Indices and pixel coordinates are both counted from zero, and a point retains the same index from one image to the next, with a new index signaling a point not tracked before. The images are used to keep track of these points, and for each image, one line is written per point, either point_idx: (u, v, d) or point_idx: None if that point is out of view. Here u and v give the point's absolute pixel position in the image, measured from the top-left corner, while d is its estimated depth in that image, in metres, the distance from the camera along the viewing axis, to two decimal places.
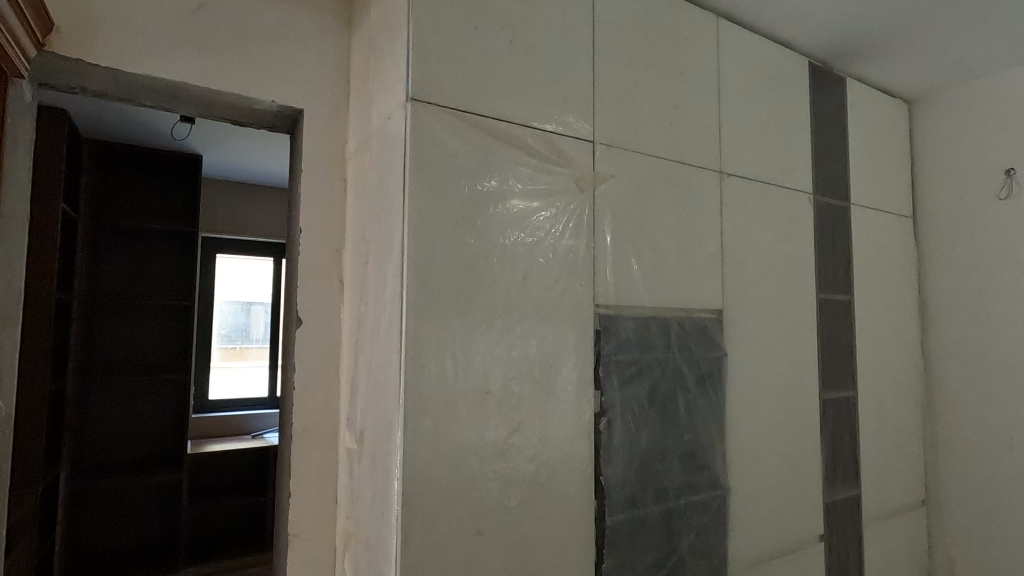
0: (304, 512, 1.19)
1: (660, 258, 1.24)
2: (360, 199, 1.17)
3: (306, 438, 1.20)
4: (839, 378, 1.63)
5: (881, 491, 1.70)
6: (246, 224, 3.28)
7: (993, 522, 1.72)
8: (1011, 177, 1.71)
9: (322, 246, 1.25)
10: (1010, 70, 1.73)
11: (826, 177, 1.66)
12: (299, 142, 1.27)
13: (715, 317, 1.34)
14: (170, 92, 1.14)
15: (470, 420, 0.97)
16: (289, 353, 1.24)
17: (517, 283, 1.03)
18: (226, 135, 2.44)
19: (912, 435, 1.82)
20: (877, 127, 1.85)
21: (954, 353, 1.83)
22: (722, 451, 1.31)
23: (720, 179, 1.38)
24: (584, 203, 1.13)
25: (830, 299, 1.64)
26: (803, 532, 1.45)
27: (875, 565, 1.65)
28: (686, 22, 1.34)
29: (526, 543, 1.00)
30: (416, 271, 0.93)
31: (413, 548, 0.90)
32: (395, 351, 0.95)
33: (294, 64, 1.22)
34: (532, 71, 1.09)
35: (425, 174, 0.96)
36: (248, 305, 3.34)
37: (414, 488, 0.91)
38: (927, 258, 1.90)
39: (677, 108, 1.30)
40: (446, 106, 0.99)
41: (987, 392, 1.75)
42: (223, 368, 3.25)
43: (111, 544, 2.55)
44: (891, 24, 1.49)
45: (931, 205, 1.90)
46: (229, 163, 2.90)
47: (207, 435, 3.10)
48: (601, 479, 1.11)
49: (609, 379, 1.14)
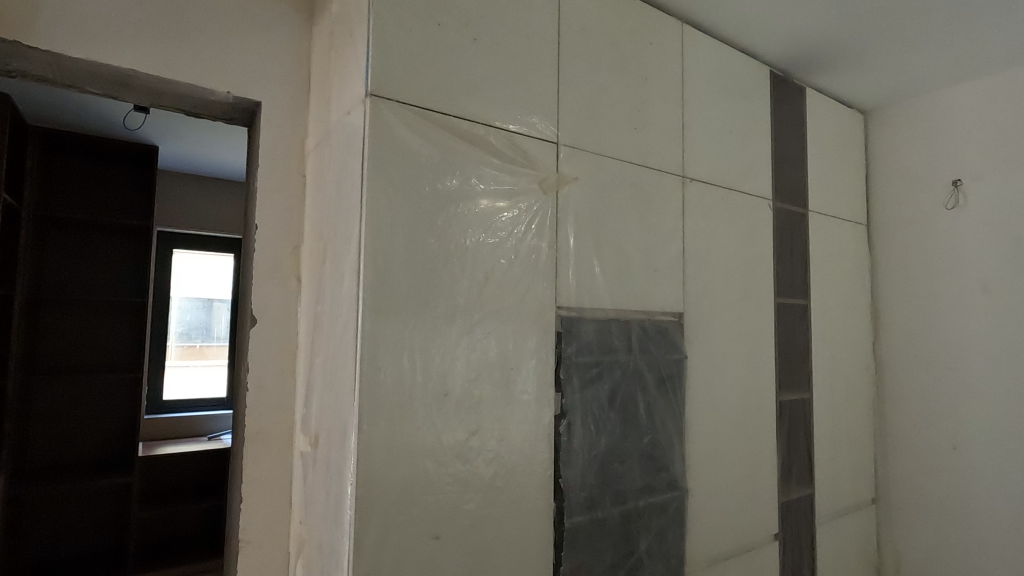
0: (257, 518, 1.15)
1: (622, 260, 1.25)
2: (319, 195, 1.14)
3: (259, 441, 1.16)
4: (795, 380, 1.67)
5: (833, 490, 1.75)
6: (205, 219, 3.18)
7: (937, 519, 1.79)
8: (957, 189, 1.79)
9: (278, 244, 1.21)
10: (958, 85, 1.80)
11: (785, 183, 1.70)
12: (256, 136, 1.22)
13: (676, 319, 1.36)
14: (117, 80, 1.09)
15: (428, 423, 0.96)
16: (242, 353, 1.19)
17: (478, 284, 1.02)
18: (183, 126, 2.36)
19: (862, 435, 1.89)
20: (834, 136, 1.91)
21: (904, 356, 1.90)
22: (681, 452, 1.32)
23: (683, 184, 1.39)
24: (547, 204, 1.13)
25: (788, 303, 1.68)
26: (758, 531, 1.48)
27: (828, 561, 1.70)
28: (651, 28, 1.35)
29: (484, 546, 0.99)
30: (374, 272, 0.91)
31: (367, 553, 0.88)
32: (351, 351, 0.93)
33: (251, 54, 1.18)
34: (497, 71, 1.08)
35: (385, 172, 0.94)
36: (209, 302, 3.24)
37: (368, 493, 0.88)
38: (879, 264, 1.97)
39: (641, 112, 1.31)
40: (407, 103, 0.97)
41: (934, 393, 1.82)
42: (180, 367, 3.14)
43: (54, 554, 2.43)
44: (848, 37, 1.54)
45: (883, 213, 1.97)
46: (187, 155, 2.80)
47: (161, 437, 2.99)
48: (560, 481, 1.11)
49: (570, 381, 1.14)
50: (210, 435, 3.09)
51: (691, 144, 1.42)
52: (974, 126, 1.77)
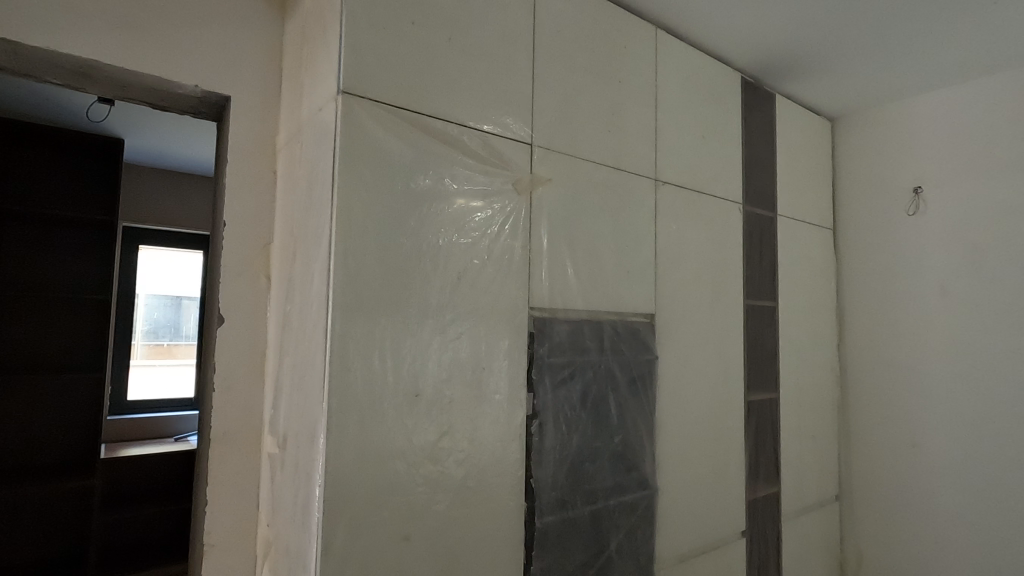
0: (222, 521, 1.13)
1: (595, 261, 1.26)
2: (289, 192, 1.12)
3: (225, 442, 1.14)
4: (763, 380, 1.71)
5: (798, 487, 1.80)
6: (173, 215, 3.10)
7: (896, 515, 1.85)
8: (918, 196, 1.85)
9: (247, 241, 1.18)
10: (919, 95, 1.87)
11: (755, 188, 1.74)
12: (224, 131, 1.20)
13: (647, 320, 1.37)
14: (79, 70, 1.06)
15: (398, 423, 0.95)
16: (208, 353, 1.17)
17: (451, 284, 1.02)
18: (149, 119, 2.29)
19: (827, 434, 1.94)
20: (802, 142, 1.96)
21: (867, 357, 1.95)
22: (651, 451, 1.34)
23: (655, 187, 1.41)
24: (520, 206, 1.13)
25: (756, 304, 1.71)
26: (726, 527, 1.51)
27: (792, 556, 1.75)
28: (625, 32, 1.37)
29: (454, 548, 0.98)
30: (344, 271, 0.90)
31: (336, 555, 0.87)
32: (320, 350, 0.92)
33: (220, 47, 1.16)
34: (471, 70, 1.08)
35: (356, 170, 0.93)
36: (178, 299, 3.17)
37: (336, 494, 0.88)
38: (844, 266, 2.03)
39: (614, 115, 1.32)
40: (380, 101, 0.96)
41: (894, 393, 1.88)
42: (146, 366, 3.06)
43: (7, 560, 2.32)
44: (816, 46, 1.58)
45: (848, 218, 2.03)
46: (154, 148, 2.73)
47: (126, 438, 2.91)
48: (531, 481, 1.11)
49: (542, 381, 1.15)
50: (176, 437, 3.02)
51: (664, 147, 1.44)
52: (934, 135, 1.83)
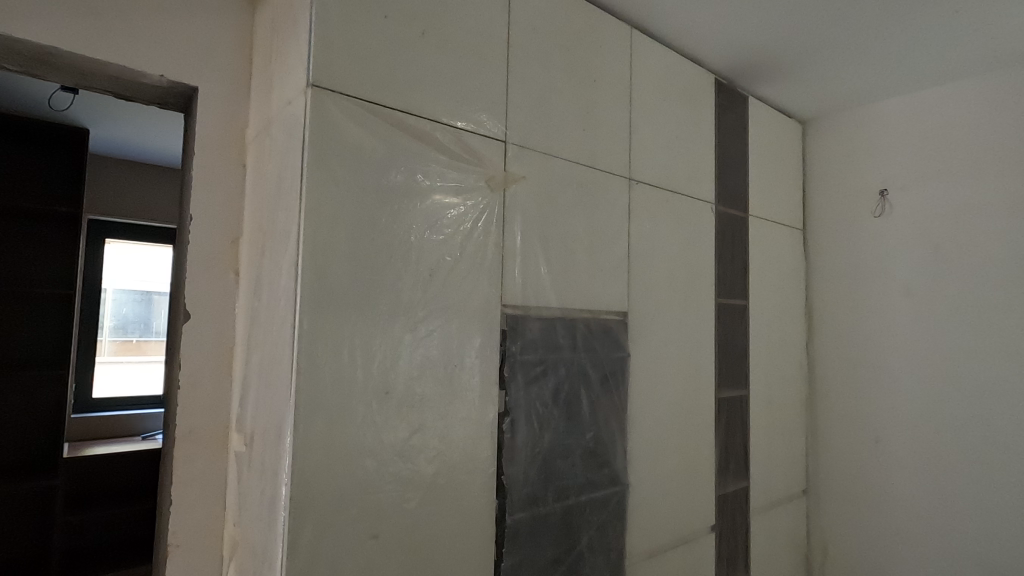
0: (188, 521, 1.11)
1: (568, 259, 1.26)
2: (258, 186, 1.10)
3: (191, 440, 1.12)
4: (734, 378, 1.74)
5: (766, 482, 1.83)
6: (141, 208, 3.03)
7: (859, 507, 1.91)
8: (884, 198, 1.90)
9: (215, 236, 1.16)
10: (887, 101, 1.92)
11: (728, 188, 1.76)
12: (191, 122, 1.17)
13: (620, 318, 1.38)
14: (38, 56, 1.02)
15: (368, 421, 0.94)
16: (174, 350, 1.14)
17: (423, 281, 1.02)
18: (112, 108, 2.22)
19: (795, 430, 1.98)
20: (774, 144, 1.99)
21: (835, 355, 2.00)
22: (623, 447, 1.35)
23: (629, 186, 1.42)
24: (494, 203, 1.13)
25: (727, 303, 1.74)
26: (696, 522, 1.53)
27: (760, 550, 1.78)
28: (600, 31, 1.37)
29: (424, 546, 0.98)
30: (313, 267, 0.89)
31: (302, 554, 0.86)
32: (288, 347, 0.91)
33: (188, 37, 1.13)
34: (445, 66, 1.07)
35: (326, 165, 0.92)
36: (148, 295, 3.11)
37: (304, 492, 0.87)
38: (813, 266, 2.07)
39: (589, 114, 1.33)
40: (351, 95, 0.95)
41: (858, 390, 1.94)
42: (112, 363, 2.98)
43: None
44: (788, 49, 1.60)
45: (818, 219, 2.07)
46: (120, 139, 2.66)
47: (88, 438, 2.82)
48: (503, 478, 1.11)
49: (514, 379, 1.15)
50: (143, 436, 2.95)
51: (638, 146, 1.46)
52: (900, 140, 1.88)
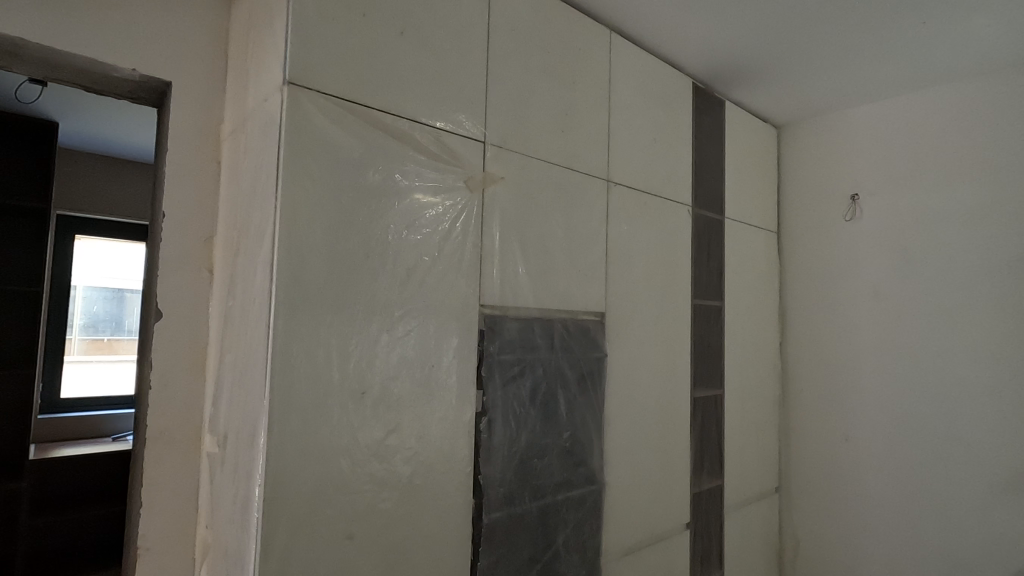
0: (158, 523, 1.09)
1: (546, 260, 1.27)
2: (233, 184, 1.09)
3: (163, 441, 1.10)
4: (709, 377, 1.76)
5: (740, 479, 1.87)
6: (112, 203, 2.97)
7: (829, 503, 1.95)
8: (854, 203, 1.96)
9: (188, 234, 1.14)
10: (858, 108, 1.97)
11: (704, 191, 1.79)
12: (165, 118, 1.15)
13: (598, 319, 1.40)
14: (4, 47, 1.00)
15: (344, 421, 0.94)
16: (146, 349, 1.12)
17: (400, 281, 1.01)
18: (81, 101, 2.17)
19: (768, 428, 2.02)
20: (750, 148, 2.03)
21: (807, 355, 2.05)
22: (599, 446, 1.37)
23: (607, 188, 1.44)
24: (473, 204, 1.13)
25: (703, 304, 1.76)
26: (671, 520, 1.55)
27: (733, 546, 1.82)
28: (579, 33, 1.38)
29: (400, 546, 0.98)
30: (288, 266, 0.89)
31: (276, 555, 0.85)
32: (262, 346, 0.90)
33: (161, 31, 1.11)
34: (424, 66, 1.07)
35: (302, 164, 0.91)
36: (120, 292, 3.05)
37: (277, 493, 0.86)
38: (787, 269, 2.12)
39: (568, 115, 1.34)
40: (328, 93, 0.94)
41: (829, 390, 1.98)
42: (82, 363, 2.90)
43: None
44: (763, 55, 1.64)
45: (792, 222, 2.12)
46: (89, 133, 2.59)
47: (54, 440, 2.75)
48: (479, 478, 1.12)
49: (492, 379, 1.15)
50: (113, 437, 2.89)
51: (617, 148, 1.47)
52: (870, 146, 1.93)
